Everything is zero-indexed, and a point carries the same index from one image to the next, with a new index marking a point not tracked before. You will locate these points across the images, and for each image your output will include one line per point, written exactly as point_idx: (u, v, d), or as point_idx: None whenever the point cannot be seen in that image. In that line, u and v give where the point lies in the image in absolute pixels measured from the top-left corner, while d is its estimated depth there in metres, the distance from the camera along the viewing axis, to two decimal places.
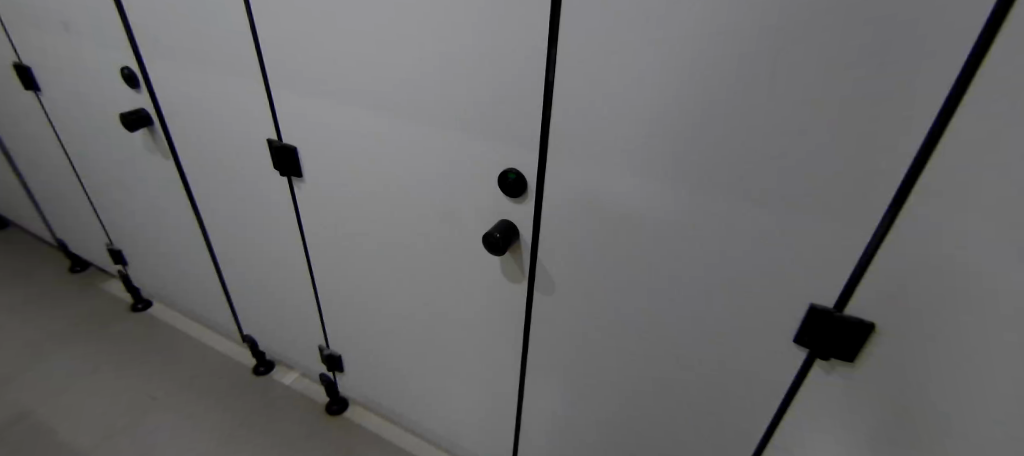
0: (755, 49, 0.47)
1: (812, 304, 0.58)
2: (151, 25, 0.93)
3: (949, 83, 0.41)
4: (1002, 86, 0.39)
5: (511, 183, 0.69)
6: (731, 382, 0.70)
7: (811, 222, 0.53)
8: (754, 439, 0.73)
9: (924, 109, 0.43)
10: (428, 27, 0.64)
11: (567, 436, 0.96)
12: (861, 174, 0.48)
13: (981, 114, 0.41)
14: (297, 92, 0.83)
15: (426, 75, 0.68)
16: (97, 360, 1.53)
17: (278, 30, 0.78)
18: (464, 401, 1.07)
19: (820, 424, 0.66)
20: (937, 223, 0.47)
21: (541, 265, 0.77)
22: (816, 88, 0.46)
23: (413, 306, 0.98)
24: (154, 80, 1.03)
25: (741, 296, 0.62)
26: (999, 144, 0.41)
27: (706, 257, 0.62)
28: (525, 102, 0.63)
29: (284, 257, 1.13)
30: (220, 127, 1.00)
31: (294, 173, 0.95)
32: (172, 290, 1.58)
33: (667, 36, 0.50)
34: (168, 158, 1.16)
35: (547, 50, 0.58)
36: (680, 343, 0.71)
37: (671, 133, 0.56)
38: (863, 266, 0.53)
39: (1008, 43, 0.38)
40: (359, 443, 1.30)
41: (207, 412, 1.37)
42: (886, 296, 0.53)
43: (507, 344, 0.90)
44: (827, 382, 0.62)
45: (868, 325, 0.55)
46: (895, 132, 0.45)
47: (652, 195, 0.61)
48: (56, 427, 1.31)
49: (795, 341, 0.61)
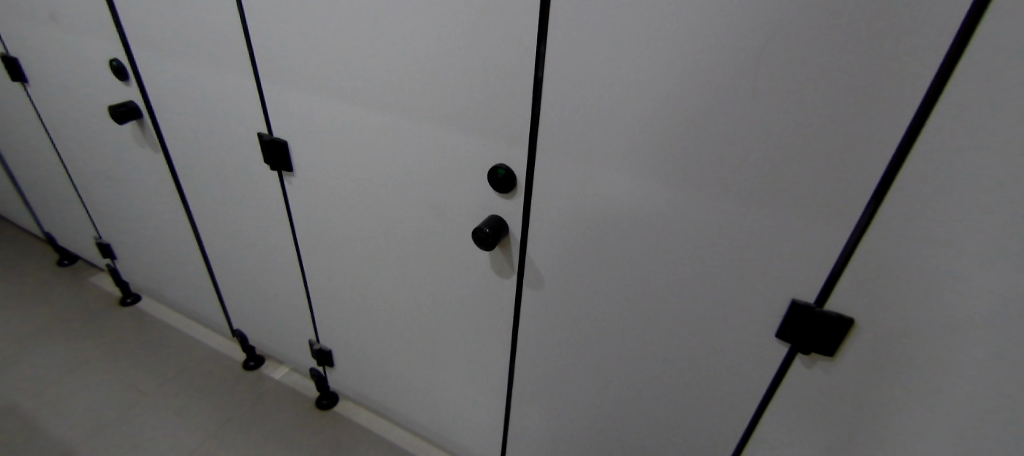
0: (740, 48, 0.48)
1: (794, 299, 0.59)
2: (139, 17, 0.92)
3: (925, 82, 0.42)
4: (976, 86, 0.41)
5: (500, 178, 0.69)
6: (716, 377, 0.71)
7: (792, 219, 0.54)
8: (737, 434, 0.74)
9: (902, 108, 0.44)
10: (420, 21, 0.64)
11: (555, 431, 0.97)
12: (840, 172, 0.49)
13: (956, 113, 0.42)
14: (288, 86, 0.82)
15: (416, 70, 0.68)
16: (84, 356, 1.51)
17: (268, 23, 0.77)
18: (454, 396, 1.08)
19: (800, 416, 0.67)
20: (913, 220, 0.48)
21: (529, 260, 0.77)
22: (798, 87, 0.47)
23: (403, 300, 0.98)
24: (143, 73, 1.02)
25: (724, 291, 0.63)
26: (973, 141, 0.43)
27: (691, 252, 0.63)
28: (515, 99, 0.63)
29: (274, 251, 1.13)
30: (210, 120, 0.99)
31: (285, 167, 0.94)
32: (161, 284, 1.57)
33: (655, 36, 0.51)
34: (157, 151, 1.15)
35: (536, 48, 0.58)
36: (666, 337, 0.72)
37: (658, 131, 0.56)
38: (842, 263, 0.54)
39: (983, 44, 0.39)
40: (349, 438, 1.30)
41: (195, 407, 1.36)
42: (865, 292, 0.54)
43: (496, 339, 0.91)
44: (807, 376, 0.63)
45: (846, 320, 0.56)
46: (874, 130, 0.46)
47: (639, 192, 0.62)
48: (41, 421, 1.30)
49: (777, 336, 0.63)
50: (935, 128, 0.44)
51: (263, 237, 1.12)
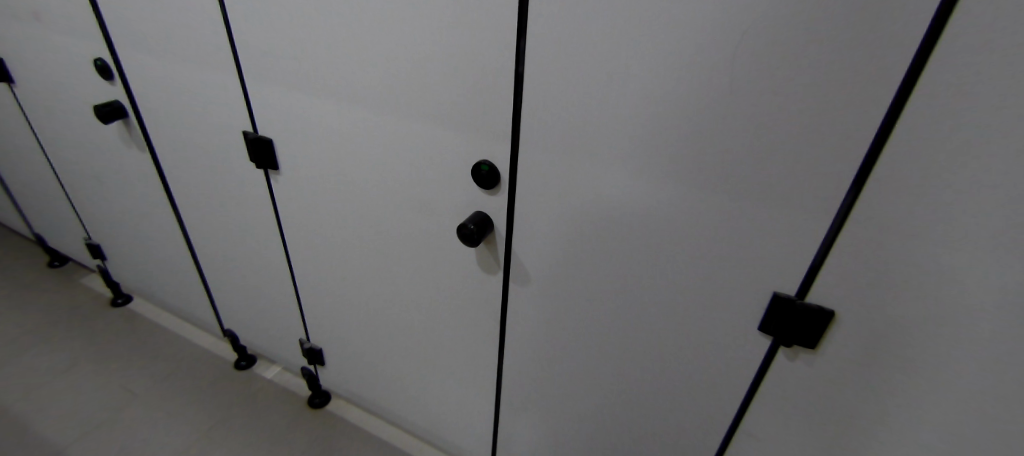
0: (716, 40, 0.48)
1: (775, 292, 0.59)
2: (123, 16, 0.91)
3: (898, 75, 0.43)
4: (948, 79, 0.41)
5: (484, 174, 0.69)
6: (699, 371, 0.71)
7: (769, 212, 0.54)
8: (722, 427, 0.75)
9: (877, 102, 0.45)
10: (401, 18, 0.64)
11: (544, 427, 0.97)
12: (817, 165, 0.49)
13: (928, 107, 0.43)
14: (272, 84, 0.82)
15: (399, 67, 0.68)
16: (75, 357, 1.50)
17: (252, 21, 0.76)
18: (444, 394, 1.08)
19: (784, 409, 0.67)
20: (892, 210, 0.48)
21: (514, 256, 0.77)
22: (774, 83, 0.48)
23: (391, 298, 0.98)
24: (128, 73, 1.01)
25: (707, 285, 0.63)
26: (947, 135, 0.43)
27: (673, 247, 0.63)
28: (497, 95, 0.63)
29: (262, 249, 1.12)
30: (195, 119, 0.99)
31: (271, 166, 0.94)
32: (151, 284, 1.56)
33: (635, 31, 0.51)
34: (144, 151, 1.14)
35: (516, 42, 0.58)
36: (651, 332, 0.72)
37: (639, 126, 0.56)
38: (821, 255, 0.54)
39: (953, 38, 0.40)
40: (341, 437, 1.30)
41: (187, 407, 1.36)
42: (845, 285, 0.54)
43: (485, 335, 0.91)
44: (790, 369, 0.63)
45: (827, 313, 0.57)
46: (851, 125, 0.46)
47: (622, 186, 0.62)
48: (32, 423, 1.29)
49: (759, 329, 0.63)
50: (911, 118, 0.44)
51: (251, 236, 1.11)
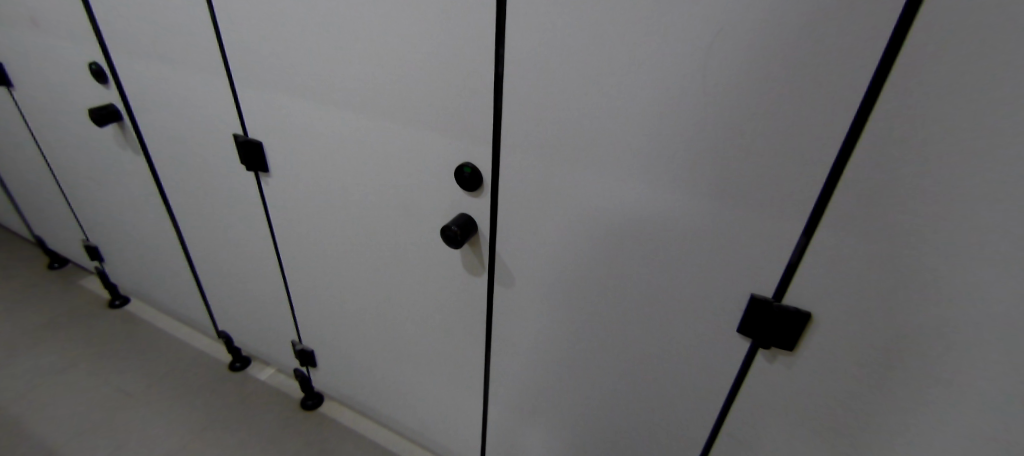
0: (690, 43, 0.48)
1: (753, 294, 0.59)
2: (116, 21, 0.93)
3: (865, 78, 0.43)
4: (914, 81, 0.41)
5: (467, 177, 0.70)
6: (681, 372, 0.71)
7: (744, 214, 0.55)
8: (706, 429, 0.75)
9: (845, 105, 0.45)
10: (385, 22, 0.64)
11: (533, 429, 0.97)
12: (789, 167, 0.50)
13: (896, 109, 0.43)
14: (262, 87, 0.83)
15: (384, 71, 0.69)
16: (72, 358, 1.52)
17: (242, 23, 0.77)
18: (433, 395, 1.08)
19: (766, 411, 0.67)
20: (864, 212, 0.48)
21: (498, 257, 0.77)
22: (745, 87, 0.48)
23: (380, 300, 0.98)
24: (122, 77, 1.02)
25: (686, 287, 0.64)
26: (916, 137, 0.43)
27: (651, 248, 0.63)
28: (479, 99, 0.64)
29: (254, 251, 1.13)
30: (187, 122, 1.00)
31: (260, 168, 0.95)
32: (147, 286, 1.58)
33: (609, 33, 0.51)
34: (138, 153, 1.15)
35: (495, 45, 0.59)
36: (633, 333, 0.72)
37: (616, 128, 0.57)
38: (797, 256, 0.54)
39: (917, 41, 0.40)
40: (333, 439, 1.30)
41: (182, 408, 1.37)
42: (821, 286, 0.55)
43: (472, 336, 0.91)
44: (770, 370, 0.63)
45: (804, 314, 0.57)
46: (820, 128, 0.47)
47: (602, 188, 0.62)
48: (28, 424, 1.30)
49: (738, 331, 0.63)
50: (880, 119, 0.44)
51: (243, 237, 1.12)
